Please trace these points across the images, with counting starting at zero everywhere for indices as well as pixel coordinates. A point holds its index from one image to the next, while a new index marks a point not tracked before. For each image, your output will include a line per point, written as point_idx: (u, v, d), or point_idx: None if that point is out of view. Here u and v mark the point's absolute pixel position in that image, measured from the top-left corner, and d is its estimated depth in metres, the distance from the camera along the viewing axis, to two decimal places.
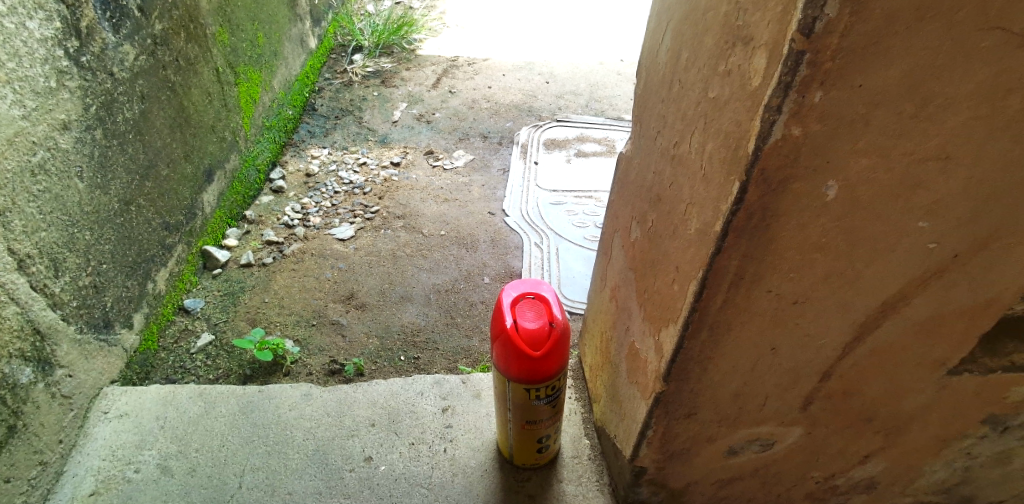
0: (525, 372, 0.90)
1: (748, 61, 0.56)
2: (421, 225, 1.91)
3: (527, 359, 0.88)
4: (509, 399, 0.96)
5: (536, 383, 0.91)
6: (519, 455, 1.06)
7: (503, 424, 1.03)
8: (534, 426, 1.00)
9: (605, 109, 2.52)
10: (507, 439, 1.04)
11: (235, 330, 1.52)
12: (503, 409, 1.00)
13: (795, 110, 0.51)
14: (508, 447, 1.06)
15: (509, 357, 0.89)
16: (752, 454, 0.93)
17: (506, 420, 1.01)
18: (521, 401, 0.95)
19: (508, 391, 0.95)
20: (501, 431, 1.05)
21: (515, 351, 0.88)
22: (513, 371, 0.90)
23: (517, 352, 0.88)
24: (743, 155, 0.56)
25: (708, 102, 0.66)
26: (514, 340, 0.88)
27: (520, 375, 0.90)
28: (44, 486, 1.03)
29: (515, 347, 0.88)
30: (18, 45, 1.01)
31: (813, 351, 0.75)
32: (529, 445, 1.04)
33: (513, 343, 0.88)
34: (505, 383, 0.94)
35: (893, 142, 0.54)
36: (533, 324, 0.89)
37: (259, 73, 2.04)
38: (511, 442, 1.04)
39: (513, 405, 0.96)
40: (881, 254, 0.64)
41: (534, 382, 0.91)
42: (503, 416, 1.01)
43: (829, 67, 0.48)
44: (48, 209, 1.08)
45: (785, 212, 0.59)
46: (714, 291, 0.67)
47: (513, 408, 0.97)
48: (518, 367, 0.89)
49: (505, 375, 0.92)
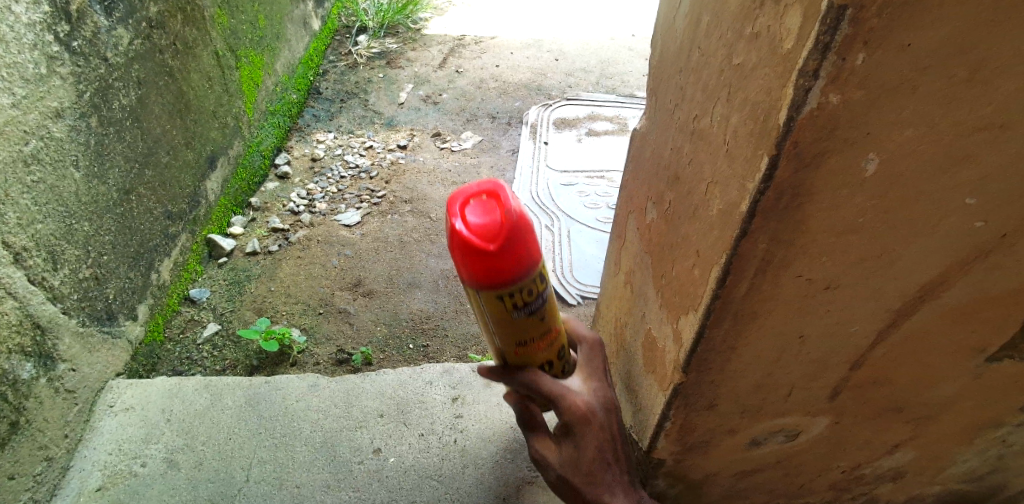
0: (487, 275, 0.58)
1: (778, 22, 0.51)
2: (429, 210, 1.87)
3: (480, 256, 0.57)
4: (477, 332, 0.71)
5: (507, 286, 0.60)
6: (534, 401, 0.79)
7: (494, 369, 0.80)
8: (529, 353, 0.71)
9: (617, 86, 2.45)
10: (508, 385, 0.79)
11: (241, 320, 1.50)
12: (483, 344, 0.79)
13: (833, 75, 0.45)
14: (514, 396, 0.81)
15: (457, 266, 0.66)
16: (775, 445, 0.89)
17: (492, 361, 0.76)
18: (504, 329, 0.66)
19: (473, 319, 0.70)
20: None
21: (457, 253, 0.59)
22: (471, 285, 0.61)
23: (459, 252, 0.58)
24: (774, 127, 0.51)
25: (732, 70, 0.61)
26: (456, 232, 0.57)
27: (488, 286, 0.60)
28: (50, 482, 1.01)
29: (457, 243, 0.57)
30: (4, 31, 0.97)
31: (843, 338, 0.70)
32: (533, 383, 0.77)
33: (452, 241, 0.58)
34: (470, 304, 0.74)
35: (941, 110, 0.49)
36: (478, 216, 0.57)
37: (262, 56, 1.99)
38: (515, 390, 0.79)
39: (490, 327, 0.67)
40: (922, 234, 0.58)
41: (509, 293, 0.61)
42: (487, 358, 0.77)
43: (875, 25, 0.42)
44: (43, 200, 1.05)
45: (818, 189, 0.54)
46: (738, 277, 0.62)
47: (492, 340, 0.69)
48: (476, 271, 0.59)
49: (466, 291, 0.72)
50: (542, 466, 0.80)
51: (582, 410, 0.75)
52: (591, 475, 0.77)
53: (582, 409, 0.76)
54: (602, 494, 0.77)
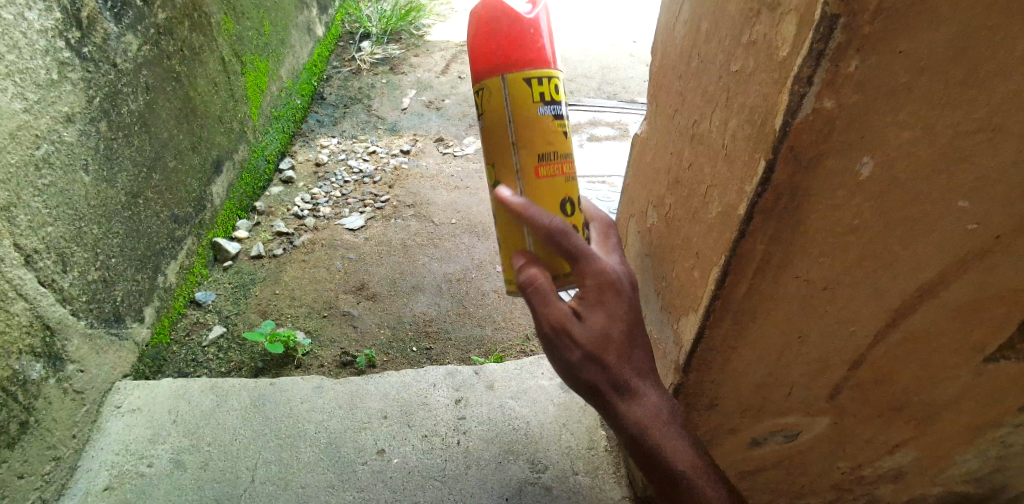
0: (516, 50, 0.67)
1: (774, 29, 0.53)
2: (432, 214, 1.89)
3: (500, 33, 0.67)
4: (491, 154, 0.73)
5: (532, 66, 0.68)
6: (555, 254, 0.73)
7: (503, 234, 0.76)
8: (547, 177, 0.72)
9: (617, 92, 2.48)
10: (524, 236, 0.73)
11: (246, 322, 1.52)
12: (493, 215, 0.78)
13: (829, 79, 0.48)
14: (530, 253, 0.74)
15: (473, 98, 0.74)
16: (775, 445, 0.90)
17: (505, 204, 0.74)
18: (523, 125, 0.70)
19: (486, 138, 0.73)
20: (507, 248, 0.76)
21: (479, 46, 0.68)
22: (490, 73, 0.69)
23: (481, 42, 0.68)
24: (770, 131, 0.53)
25: (730, 75, 0.63)
26: (480, 28, 0.68)
27: (510, 66, 0.67)
28: (58, 482, 1.02)
29: (480, 33, 0.68)
30: (17, 37, 0.99)
31: (843, 338, 0.71)
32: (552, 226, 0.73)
33: (478, 39, 0.68)
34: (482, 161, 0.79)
35: (935, 114, 0.51)
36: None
37: (267, 62, 2.01)
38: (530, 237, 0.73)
39: (518, 133, 0.70)
40: (919, 235, 0.60)
41: (529, 75, 0.68)
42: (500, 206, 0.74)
43: (868, 31, 0.46)
44: (54, 203, 1.07)
45: (816, 190, 0.56)
46: (737, 277, 0.64)
47: (510, 146, 0.71)
48: (505, 46, 0.67)
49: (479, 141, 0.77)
50: (562, 339, 0.67)
51: (610, 275, 0.69)
52: (622, 351, 0.69)
53: (611, 276, 0.69)
54: (630, 378, 0.69)
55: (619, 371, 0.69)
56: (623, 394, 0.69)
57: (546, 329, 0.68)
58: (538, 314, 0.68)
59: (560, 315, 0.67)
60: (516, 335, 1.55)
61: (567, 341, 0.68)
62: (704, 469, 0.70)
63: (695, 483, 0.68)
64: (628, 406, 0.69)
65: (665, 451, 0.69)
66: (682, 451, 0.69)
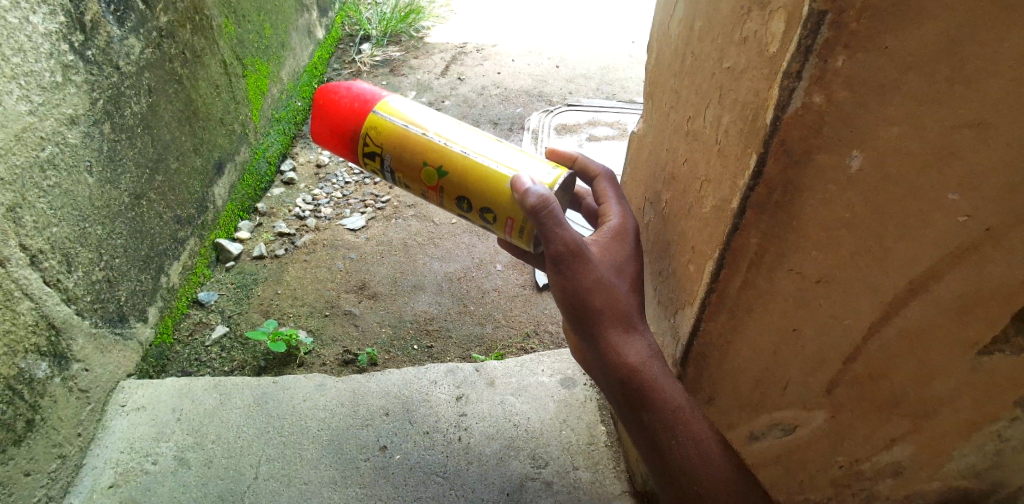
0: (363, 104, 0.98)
1: (765, 27, 0.56)
2: (432, 214, 1.90)
3: (344, 100, 0.98)
4: (419, 157, 0.96)
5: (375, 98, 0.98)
6: (511, 163, 0.92)
7: (478, 189, 0.93)
8: (466, 137, 0.95)
9: (616, 93, 2.50)
10: (486, 167, 0.92)
11: (249, 322, 1.54)
12: (457, 199, 0.96)
13: (817, 75, 0.51)
14: (502, 171, 0.91)
15: (367, 159, 1.00)
16: (773, 439, 0.91)
17: (455, 165, 0.94)
18: (412, 120, 0.96)
19: (404, 157, 0.96)
20: (489, 189, 0.92)
21: (338, 124, 0.99)
22: (364, 119, 0.97)
23: (339, 119, 0.99)
24: (762, 125, 0.57)
25: (724, 72, 0.64)
26: (322, 116, 1.00)
27: (369, 104, 0.98)
28: (64, 479, 1.03)
29: (333, 119, 0.99)
30: (22, 40, 1.00)
31: (837, 332, 0.72)
32: (495, 147, 0.94)
33: (330, 133, 1.01)
34: (417, 187, 1.00)
35: (923, 108, 0.52)
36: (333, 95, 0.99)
37: (268, 64, 2.03)
38: (490, 165, 0.92)
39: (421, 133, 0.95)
40: (909, 229, 0.60)
41: (383, 99, 0.98)
42: (455, 174, 0.94)
43: (855, 27, 0.48)
44: (59, 204, 1.08)
45: (807, 185, 0.58)
46: (732, 270, 0.67)
47: (426, 151, 0.95)
48: (358, 114, 0.97)
49: (401, 177, 0.99)
50: (577, 257, 0.79)
51: (623, 226, 0.87)
52: (624, 289, 0.82)
53: (624, 228, 0.87)
54: (631, 314, 0.81)
55: (616, 302, 0.80)
56: (618, 324, 0.80)
57: (559, 249, 0.79)
58: (549, 235, 0.80)
59: (571, 239, 0.79)
60: (516, 333, 1.56)
61: (575, 264, 0.79)
62: (688, 406, 0.77)
63: (671, 413, 0.76)
64: (620, 337, 0.80)
65: (654, 379, 0.77)
66: (671, 388, 0.77)
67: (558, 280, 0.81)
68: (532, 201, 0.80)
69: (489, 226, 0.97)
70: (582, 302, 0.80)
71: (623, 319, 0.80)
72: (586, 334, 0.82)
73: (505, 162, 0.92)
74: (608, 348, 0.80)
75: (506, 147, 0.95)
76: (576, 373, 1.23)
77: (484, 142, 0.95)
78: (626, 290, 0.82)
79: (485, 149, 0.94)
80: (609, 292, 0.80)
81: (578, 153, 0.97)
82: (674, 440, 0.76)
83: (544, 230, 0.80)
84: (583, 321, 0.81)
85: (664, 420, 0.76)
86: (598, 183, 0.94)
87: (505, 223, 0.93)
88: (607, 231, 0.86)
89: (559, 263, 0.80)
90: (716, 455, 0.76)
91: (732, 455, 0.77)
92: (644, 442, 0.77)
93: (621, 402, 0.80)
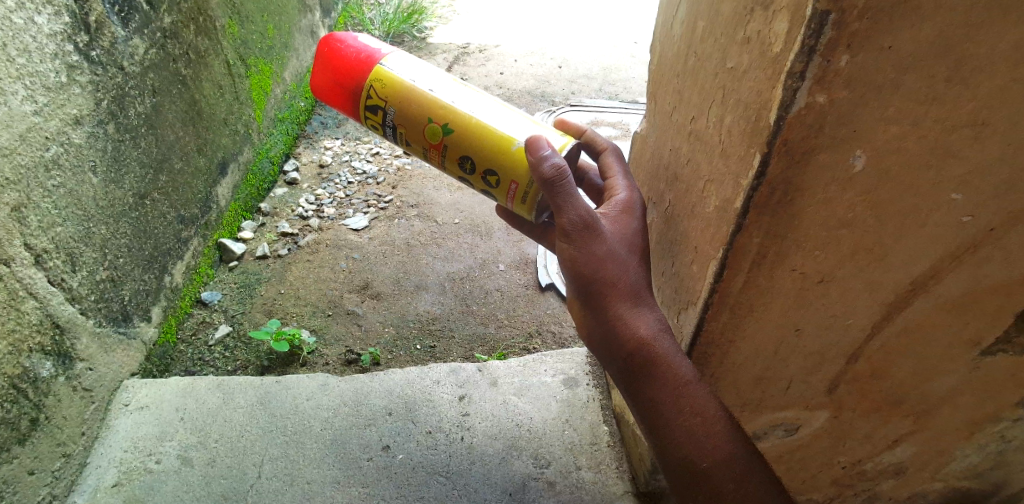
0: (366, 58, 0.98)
1: (768, 26, 0.55)
2: (435, 214, 1.90)
3: (350, 51, 0.98)
4: (423, 115, 0.96)
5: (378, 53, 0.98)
6: (517, 128, 0.93)
7: (483, 149, 0.94)
8: (470, 97, 0.96)
9: (618, 93, 2.50)
10: (493, 129, 0.93)
11: (252, 322, 1.54)
12: (460, 158, 0.96)
13: (819, 75, 0.50)
14: (508, 135, 0.92)
15: (369, 113, 1.00)
16: (776, 439, 0.91)
17: (461, 125, 0.94)
18: (417, 77, 0.97)
19: (408, 112, 0.97)
20: (495, 152, 0.93)
21: (342, 76, 0.99)
22: (369, 72, 0.97)
23: (343, 71, 0.99)
24: (765, 126, 0.55)
25: (726, 72, 0.65)
26: (327, 67, 1.00)
27: (373, 58, 0.98)
28: (68, 478, 1.04)
29: (336, 71, 0.99)
30: (27, 41, 1.01)
31: (839, 331, 0.72)
32: (499, 111, 0.95)
33: (332, 85, 1.01)
34: (417, 145, 1.00)
35: (921, 109, 0.52)
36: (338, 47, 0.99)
37: (271, 65, 2.03)
38: (497, 127, 0.93)
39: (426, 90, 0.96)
40: (911, 228, 0.60)
41: (387, 55, 0.98)
42: (459, 134, 0.95)
43: (856, 27, 0.47)
44: (63, 204, 1.08)
45: (809, 185, 0.58)
46: (734, 271, 0.66)
47: (429, 108, 0.95)
48: (361, 67, 0.98)
49: (402, 133, 1.00)
50: (591, 227, 0.78)
51: (630, 200, 0.87)
52: (634, 261, 0.81)
53: (630, 203, 0.87)
54: (640, 287, 0.80)
55: (626, 277, 0.79)
56: (627, 298, 0.79)
57: (572, 219, 0.78)
58: (562, 207, 0.79)
59: (583, 211, 0.78)
60: (519, 333, 1.57)
61: (586, 236, 0.78)
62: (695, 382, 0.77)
63: (679, 386, 0.76)
64: (629, 311, 0.78)
65: (663, 353, 0.77)
66: (679, 362, 0.77)
67: (567, 252, 0.80)
68: (547, 170, 0.80)
69: (491, 191, 0.97)
70: (593, 274, 0.79)
71: (633, 294, 0.79)
72: (594, 307, 0.81)
73: (512, 127, 0.94)
74: (615, 321, 0.79)
75: (512, 112, 0.96)
76: (579, 373, 1.23)
77: (490, 105, 0.96)
78: (635, 264, 0.81)
79: (491, 112, 0.95)
80: (620, 266, 0.79)
81: (586, 127, 0.97)
82: (681, 414, 0.76)
83: (557, 199, 0.79)
84: (591, 294, 0.80)
85: (668, 395, 0.76)
86: (606, 157, 0.94)
87: (508, 188, 0.94)
88: (615, 206, 0.85)
89: (570, 234, 0.79)
90: (720, 434, 0.75)
91: (735, 433, 0.77)
92: (647, 417, 0.77)
93: (626, 376, 0.79)
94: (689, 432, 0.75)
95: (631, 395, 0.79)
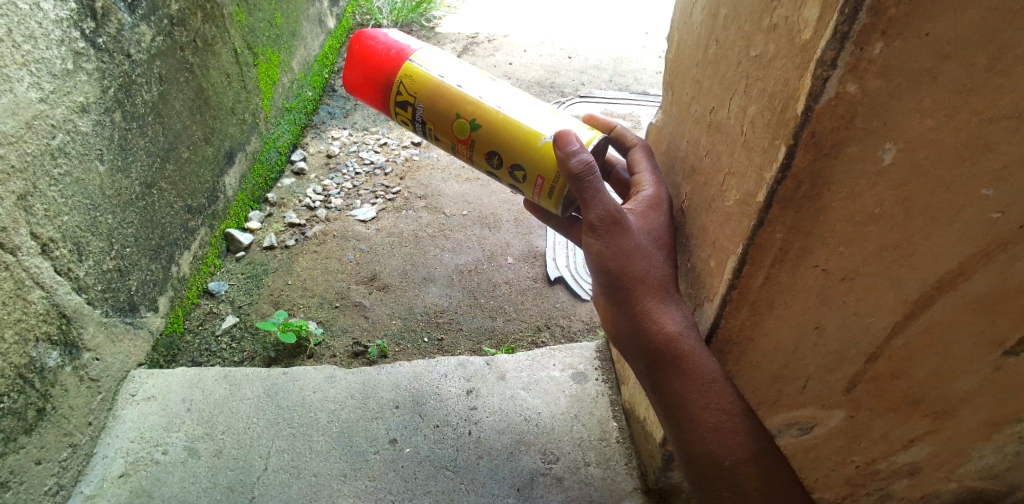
0: (395, 57, 0.96)
1: (797, 13, 0.54)
2: (443, 205, 1.89)
3: (380, 47, 0.97)
4: (451, 110, 0.94)
5: (407, 51, 0.96)
6: (546, 123, 0.91)
7: (510, 145, 0.92)
8: (499, 92, 0.94)
9: (629, 84, 2.46)
10: (521, 124, 0.91)
11: (259, 313, 1.54)
12: (488, 154, 0.95)
13: (852, 64, 0.49)
14: (537, 130, 0.90)
15: (398, 108, 0.99)
16: (790, 438, 0.89)
17: (488, 121, 0.92)
18: (447, 72, 0.95)
19: (437, 108, 0.95)
20: (522, 147, 0.91)
21: (371, 71, 0.98)
22: (398, 68, 0.96)
23: (372, 67, 0.97)
24: (792, 116, 0.54)
25: (751, 61, 0.63)
26: (357, 63, 0.99)
27: (402, 54, 0.96)
28: (75, 468, 1.03)
29: (365, 66, 0.98)
30: (33, 27, 0.99)
31: (861, 330, 0.70)
32: (528, 106, 0.93)
33: (362, 80, 0.99)
34: (446, 140, 0.98)
35: (957, 100, 0.50)
36: (370, 43, 0.97)
37: (279, 53, 2.01)
38: (525, 122, 0.91)
39: (454, 86, 0.94)
40: (942, 224, 0.58)
41: (417, 50, 0.97)
42: (487, 129, 0.93)
43: (894, 13, 0.46)
44: (69, 193, 1.07)
45: (836, 179, 0.56)
46: (755, 266, 0.65)
47: (458, 104, 0.94)
48: (390, 64, 0.96)
49: (431, 128, 0.98)
50: (619, 222, 0.77)
51: (658, 195, 0.85)
52: (661, 257, 0.79)
53: (658, 198, 0.84)
54: (668, 283, 0.79)
55: (653, 273, 0.78)
56: (653, 295, 0.77)
57: (599, 215, 0.77)
58: (589, 202, 0.78)
59: (611, 206, 0.77)
60: (527, 326, 1.56)
61: (614, 232, 0.77)
62: (722, 380, 0.75)
63: (706, 384, 0.74)
64: (656, 308, 0.77)
65: (692, 350, 0.75)
66: (708, 359, 0.74)
67: (594, 246, 0.79)
68: (575, 165, 0.79)
69: (518, 186, 0.96)
70: (619, 270, 0.78)
71: (661, 290, 0.78)
72: (620, 303, 0.79)
73: (541, 122, 0.91)
74: (642, 317, 0.77)
75: (541, 106, 0.94)
76: (588, 368, 1.22)
77: (520, 100, 0.93)
78: (662, 260, 0.79)
79: (520, 107, 0.92)
80: (646, 262, 0.78)
81: (616, 123, 0.94)
82: (706, 412, 0.74)
83: (583, 195, 0.78)
84: (618, 290, 0.79)
85: (695, 393, 0.74)
86: (635, 153, 0.91)
87: (535, 183, 0.92)
88: (642, 201, 0.83)
89: (597, 229, 0.78)
90: (741, 432, 0.75)
91: (759, 430, 0.76)
92: (673, 414, 0.76)
93: (653, 373, 0.78)
94: (715, 430, 0.75)
95: (658, 392, 0.78)
